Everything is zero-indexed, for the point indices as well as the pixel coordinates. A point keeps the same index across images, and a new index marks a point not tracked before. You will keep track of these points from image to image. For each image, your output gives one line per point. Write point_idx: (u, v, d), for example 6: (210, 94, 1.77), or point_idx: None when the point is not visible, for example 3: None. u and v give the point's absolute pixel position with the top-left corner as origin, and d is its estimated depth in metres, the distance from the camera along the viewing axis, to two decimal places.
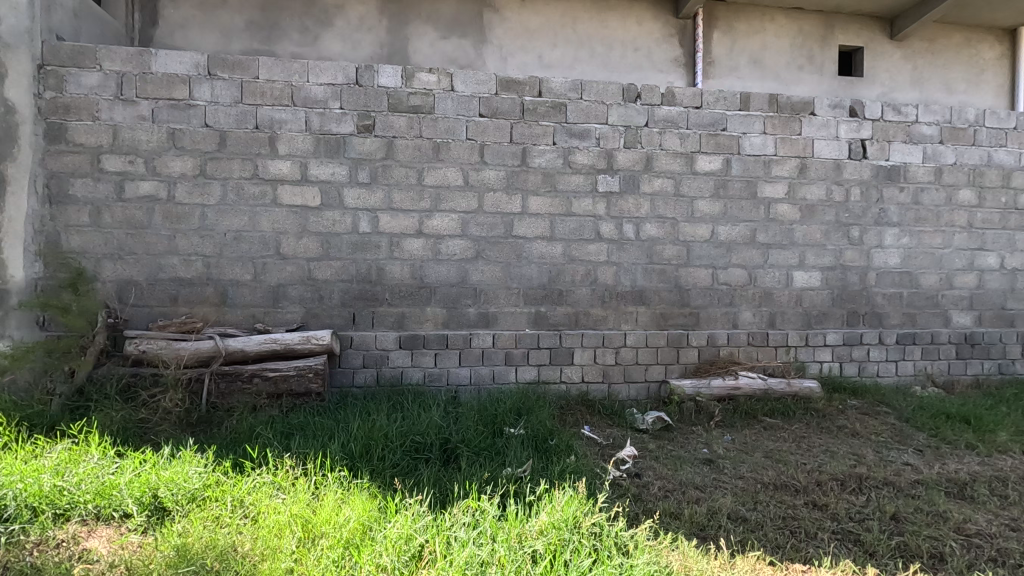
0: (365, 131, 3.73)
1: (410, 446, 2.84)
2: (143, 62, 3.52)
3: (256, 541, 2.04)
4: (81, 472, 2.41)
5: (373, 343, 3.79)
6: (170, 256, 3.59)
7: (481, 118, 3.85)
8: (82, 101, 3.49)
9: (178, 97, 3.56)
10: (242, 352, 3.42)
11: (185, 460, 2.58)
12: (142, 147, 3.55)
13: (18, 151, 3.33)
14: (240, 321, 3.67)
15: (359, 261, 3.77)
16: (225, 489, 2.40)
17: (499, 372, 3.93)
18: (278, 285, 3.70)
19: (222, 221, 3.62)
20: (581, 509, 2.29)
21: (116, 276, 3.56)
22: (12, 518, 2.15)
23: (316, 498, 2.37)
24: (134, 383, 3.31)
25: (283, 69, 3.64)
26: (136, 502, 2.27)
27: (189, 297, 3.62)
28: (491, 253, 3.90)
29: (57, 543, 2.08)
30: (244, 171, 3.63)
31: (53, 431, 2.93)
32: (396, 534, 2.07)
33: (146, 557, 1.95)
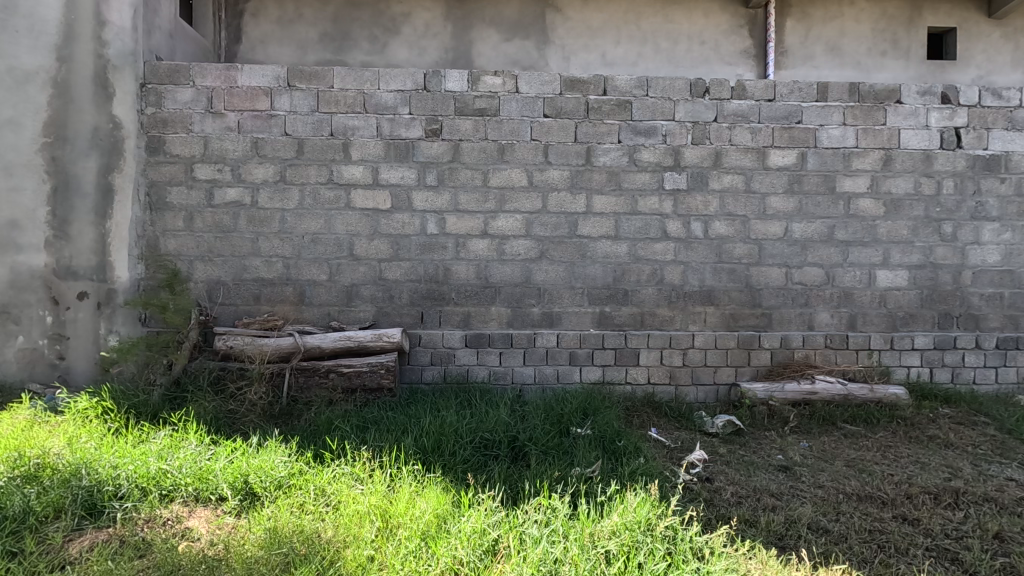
0: (432, 134, 3.83)
1: (479, 442, 2.90)
2: (230, 77, 3.77)
3: (339, 528, 2.15)
4: (182, 457, 2.62)
5: (440, 342, 3.89)
6: (254, 258, 3.83)
7: (546, 119, 3.86)
8: (177, 115, 3.77)
9: (261, 108, 3.79)
10: (319, 348, 3.59)
11: (272, 449, 2.75)
12: (229, 155, 3.79)
13: (123, 163, 3.71)
14: (317, 319, 3.86)
15: (426, 261, 3.88)
16: (309, 477, 2.54)
17: (563, 372, 3.93)
18: (351, 285, 3.86)
19: (300, 224, 3.83)
20: (654, 511, 2.26)
21: (206, 276, 3.82)
22: (125, 496, 2.36)
23: (392, 490, 2.46)
24: (223, 376, 3.55)
25: (355, 79, 3.80)
26: (230, 487, 2.44)
27: (271, 296, 3.84)
28: (556, 253, 3.91)
29: (163, 521, 2.27)
30: (320, 176, 3.81)
31: (156, 419, 3.20)
32: (470, 527, 2.12)
33: (241, 537, 2.10)
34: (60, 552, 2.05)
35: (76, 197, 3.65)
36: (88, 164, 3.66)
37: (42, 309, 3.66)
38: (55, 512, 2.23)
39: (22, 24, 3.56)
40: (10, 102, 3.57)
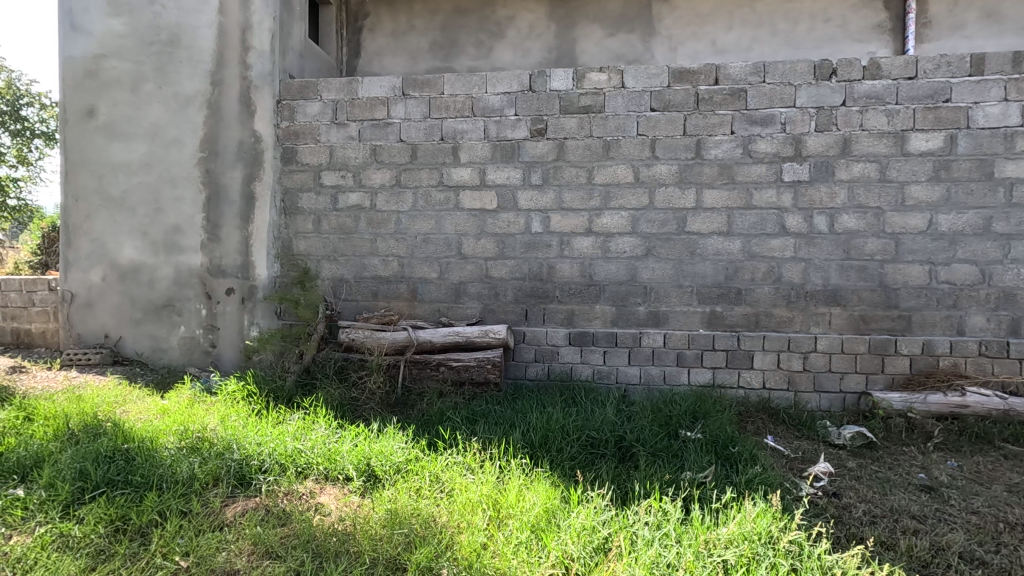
0: (537, 134, 3.88)
1: (586, 441, 2.90)
2: (352, 89, 4.08)
3: (453, 513, 2.25)
4: (314, 439, 2.88)
5: (544, 339, 3.93)
6: (372, 257, 4.11)
7: (653, 113, 3.76)
8: (307, 127, 4.14)
9: (379, 117, 4.05)
10: (430, 342, 3.77)
11: (390, 436, 2.95)
12: (352, 162, 4.10)
13: (263, 173, 4.13)
14: (428, 315, 4.07)
15: (531, 260, 3.93)
16: (424, 464, 2.69)
17: (670, 373, 3.81)
18: (459, 283, 4.02)
19: (413, 225, 4.05)
20: (775, 524, 2.14)
21: (331, 275, 4.17)
22: (268, 469, 2.63)
23: (502, 481, 2.54)
24: (346, 366, 3.85)
25: (464, 84, 3.94)
26: (355, 468, 2.65)
27: (387, 293, 4.11)
28: (663, 250, 3.79)
29: (300, 494, 2.50)
30: (431, 179, 4.01)
31: (291, 403, 3.55)
32: (580, 523, 2.13)
33: (366, 515, 2.27)
34: (217, 515, 2.32)
35: (225, 204, 4.14)
36: (235, 175, 4.13)
37: (199, 303, 4.20)
38: (213, 480, 2.54)
39: (185, 54, 4.15)
40: (176, 123, 4.17)
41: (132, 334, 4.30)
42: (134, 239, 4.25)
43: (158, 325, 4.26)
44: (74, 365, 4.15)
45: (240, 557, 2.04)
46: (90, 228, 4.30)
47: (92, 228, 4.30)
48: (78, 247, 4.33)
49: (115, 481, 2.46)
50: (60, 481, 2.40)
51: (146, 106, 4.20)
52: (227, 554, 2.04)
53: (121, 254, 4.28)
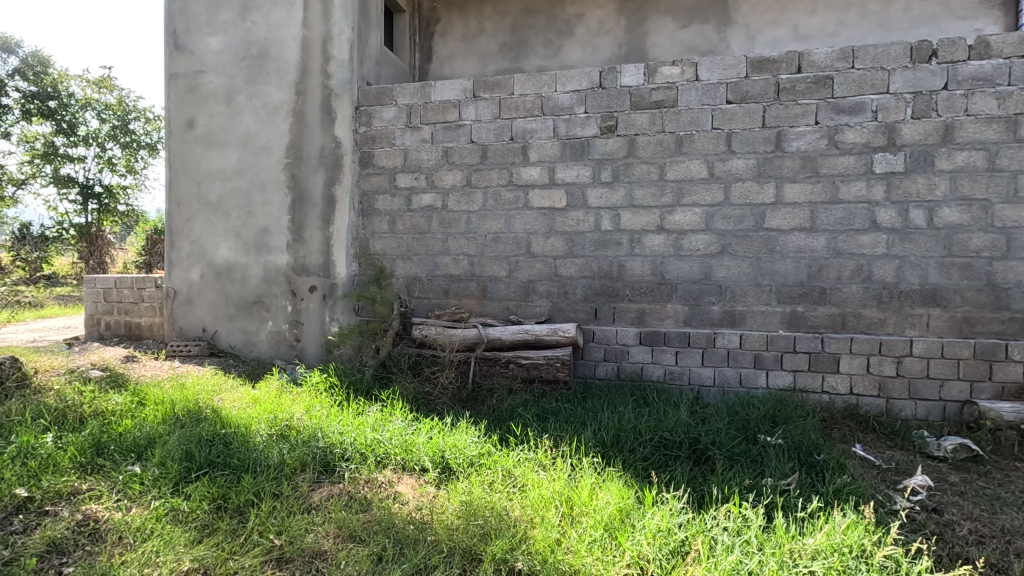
0: (608, 131, 3.84)
1: (659, 442, 2.85)
2: (426, 93, 4.20)
3: (526, 508, 2.29)
4: (392, 430, 3.01)
5: (614, 338, 3.89)
6: (444, 256, 4.22)
7: (729, 105, 3.62)
8: (383, 132, 4.30)
9: (451, 119, 4.15)
10: (499, 340, 3.82)
11: (463, 430, 3.03)
12: (425, 165, 4.23)
13: (343, 176, 4.34)
14: (498, 313, 4.13)
15: (600, 258, 3.90)
16: (497, 458, 2.75)
17: (746, 376, 3.67)
18: (528, 281, 4.05)
19: (484, 224, 4.12)
20: (868, 537, 2.03)
21: (405, 273, 4.33)
22: (350, 458, 2.77)
23: (573, 479, 2.55)
24: (419, 361, 3.98)
25: (534, 83, 3.97)
26: (430, 460, 2.74)
27: (458, 291, 4.21)
28: (739, 248, 3.65)
29: (380, 482, 2.61)
30: (501, 179, 4.06)
31: (369, 395, 3.72)
32: (655, 525, 2.11)
33: (442, 506, 2.34)
34: (306, 498, 2.46)
35: (309, 207, 4.39)
36: (317, 179, 4.37)
37: (285, 300, 4.48)
38: (301, 465, 2.70)
39: (273, 67, 4.43)
40: (265, 132, 4.46)
41: (226, 328, 4.65)
42: (228, 240, 4.60)
43: (249, 320, 4.59)
44: (177, 356, 4.55)
45: (327, 538, 2.15)
46: (191, 230, 4.69)
47: (193, 231, 4.69)
48: (181, 248, 4.74)
49: (217, 462, 2.67)
50: (170, 460, 2.63)
51: (239, 117, 4.53)
52: (315, 535, 2.16)
53: (217, 254, 4.64)
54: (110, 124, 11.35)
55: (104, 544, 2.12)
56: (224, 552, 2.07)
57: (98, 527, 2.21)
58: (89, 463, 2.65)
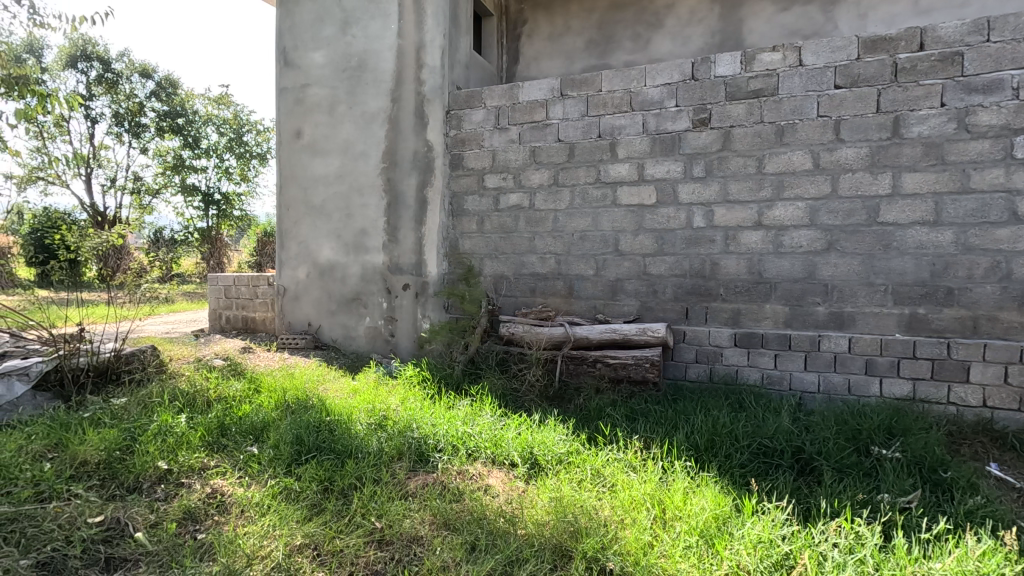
0: (701, 124, 3.70)
1: (758, 449, 2.72)
2: (513, 94, 4.25)
3: (616, 508, 2.26)
4: (482, 425, 3.09)
5: (707, 339, 3.74)
6: (531, 255, 4.26)
7: (838, 90, 3.36)
8: (472, 134, 4.42)
9: (538, 119, 4.18)
10: (587, 338, 3.79)
11: (552, 428, 3.06)
12: (512, 165, 4.29)
13: (434, 178, 4.51)
14: (584, 311, 4.11)
15: (692, 256, 3.77)
16: (585, 457, 2.75)
17: (856, 383, 3.39)
18: (616, 280, 3.99)
19: (571, 223, 4.11)
20: (1008, 566, 1.82)
21: (493, 272, 4.42)
22: (443, 449, 2.88)
23: (665, 482, 2.50)
24: (507, 358, 4.05)
25: (623, 79, 3.90)
26: (519, 456, 2.79)
27: (545, 289, 4.23)
28: (848, 244, 3.38)
29: (472, 473, 2.69)
30: (589, 177, 4.04)
31: (459, 390, 3.85)
32: (756, 535, 2.02)
33: (532, 501, 2.37)
34: (402, 485, 2.58)
35: (402, 208, 4.60)
36: (411, 182, 4.57)
37: (381, 297, 4.74)
38: (398, 454, 2.84)
39: (371, 76, 4.69)
40: (363, 139, 4.73)
41: (328, 323, 4.99)
42: (331, 241, 4.92)
43: (349, 316, 4.89)
44: (287, 347, 4.92)
45: (424, 524, 2.25)
46: (298, 232, 5.08)
47: (300, 232, 5.07)
48: (289, 249, 5.14)
49: (323, 447, 2.87)
50: (282, 443, 2.86)
51: (340, 125, 4.84)
52: (412, 521, 2.26)
53: (320, 253, 4.98)
54: (227, 137, 12.53)
55: (229, 515, 2.33)
56: (331, 530, 2.21)
57: (224, 500, 2.44)
58: (215, 443, 2.95)
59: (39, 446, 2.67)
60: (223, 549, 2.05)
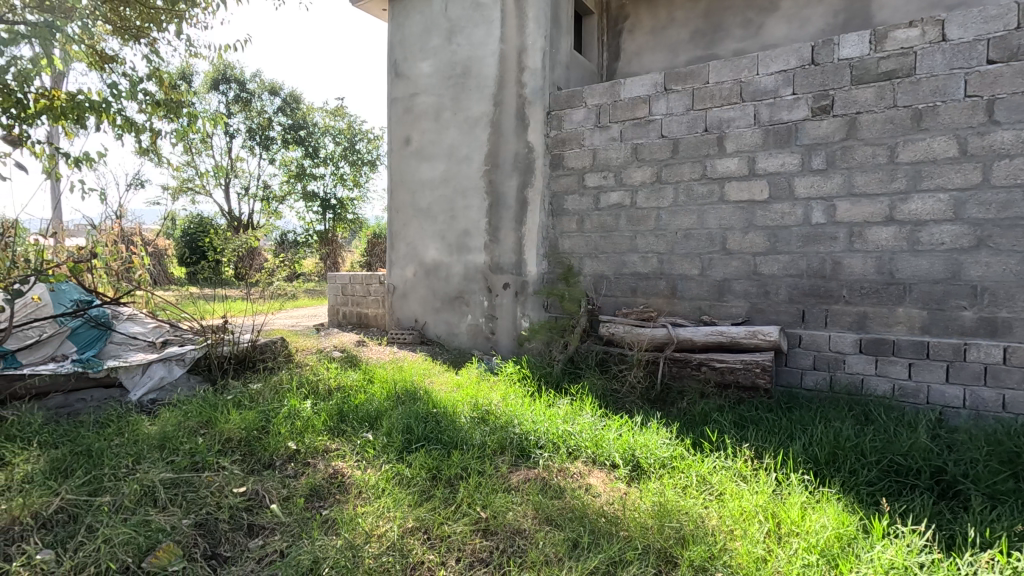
0: (821, 112, 3.42)
1: (888, 466, 2.48)
2: (615, 92, 4.20)
3: (724, 518, 2.17)
4: (582, 424, 3.10)
5: (827, 344, 3.46)
6: (632, 254, 4.19)
7: (991, 66, 2.97)
8: (573, 134, 4.42)
9: (640, 116, 4.10)
10: (691, 340, 3.66)
11: (654, 431, 3.00)
12: (613, 163, 4.24)
13: (534, 179, 4.57)
14: (688, 312, 3.97)
15: (810, 254, 3.50)
16: (691, 463, 2.67)
17: (1013, 399, 2.98)
18: (723, 280, 3.81)
19: (674, 221, 3.99)
20: None
21: (593, 271, 4.40)
22: (543, 446, 2.92)
23: (779, 495, 2.36)
24: (607, 358, 4.02)
25: (733, 69, 3.71)
26: (621, 457, 2.76)
27: (646, 289, 4.14)
28: (1003, 240, 2.97)
29: (573, 472, 2.70)
30: (694, 173, 3.89)
31: (558, 388, 3.88)
32: (887, 560, 1.85)
33: (635, 503, 2.34)
34: (505, 478, 2.65)
35: (504, 209, 4.72)
36: (512, 183, 4.67)
37: (482, 296, 4.89)
38: (500, 448, 2.92)
39: (474, 82, 4.86)
40: (468, 143, 4.91)
41: (433, 320, 5.24)
42: (436, 241, 5.16)
43: (452, 314, 5.10)
44: (396, 342, 5.24)
45: (526, 518, 2.30)
46: (406, 234, 5.38)
47: (408, 234, 5.37)
48: (398, 249, 5.47)
49: (430, 437, 3.03)
50: (394, 431, 3.06)
51: (445, 131, 5.06)
52: (515, 514, 2.32)
53: (426, 254, 5.24)
54: (342, 146, 13.53)
55: (348, 495, 2.52)
56: (439, 516, 2.32)
57: (344, 480, 2.65)
58: (335, 428, 3.21)
59: (194, 423, 3.05)
60: (345, 525, 2.23)
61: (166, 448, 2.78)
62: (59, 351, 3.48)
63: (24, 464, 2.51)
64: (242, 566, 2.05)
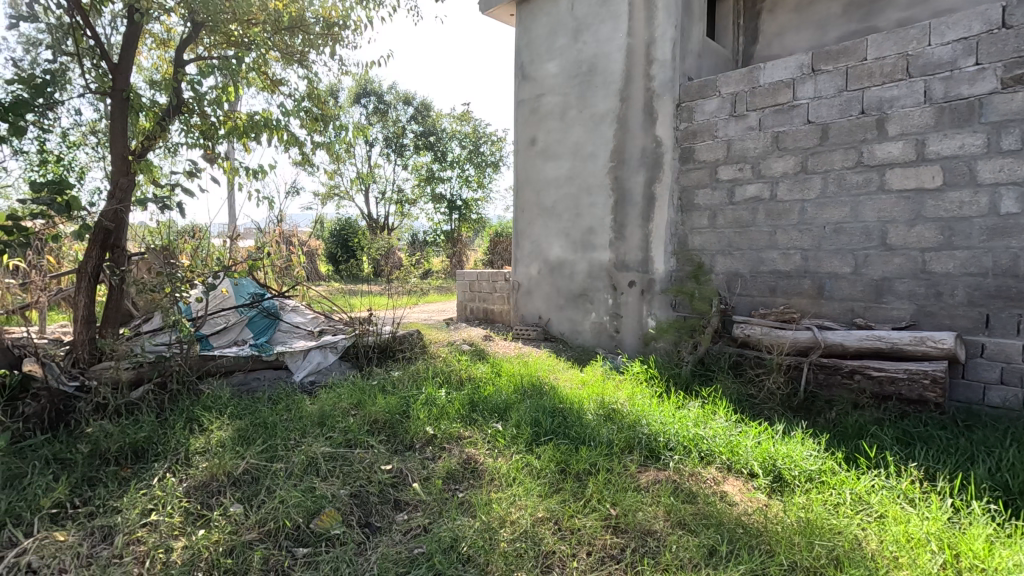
0: (1014, 83, 2.92)
1: None
2: (753, 78, 3.93)
3: (887, 544, 1.97)
4: (716, 429, 2.97)
5: (1019, 355, 2.95)
6: (772, 250, 3.90)
7: None
8: (705, 125, 4.21)
9: (783, 101, 3.79)
10: (841, 345, 3.32)
11: (799, 442, 2.78)
12: (750, 154, 3.99)
13: (662, 173, 4.43)
14: (838, 315, 3.62)
15: (997, 250, 3.01)
16: (843, 479, 2.45)
17: None
18: (882, 279, 3.41)
19: (822, 214, 3.65)
20: None
21: (726, 269, 4.17)
22: (673, 448, 2.84)
23: (957, 524, 2.08)
24: (741, 361, 3.79)
25: (897, 41, 3.29)
26: (760, 466, 2.60)
27: (788, 289, 3.84)
28: None
29: (706, 477, 2.59)
30: (847, 160, 3.52)
31: (688, 390, 3.73)
32: None
33: (778, 516, 2.19)
34: (634, 477, 2.61)
35: (630, 206, 4.64)
36: (639, 178, 4.58)
37: (607, 293, 4.86)
38: (628, 447, 2.89)
39: (601, 79, 4.83)
40: (593, 140, 4.90)
41: (557, 317, 5.31)
42: (560, 240, 5.22)
43: (576, 311, 5.13)
44: (521, 337, 5.39)
45: (658, 519, 2.25)
46: (531, 232, 5.50)
47: (533, 232, 5.49)
48: (523, 247, 5.61)
49: (558, 432, 3.09)
50: (523, 423, 3.15)
51: (571, 129, 5.09)
52: (646, 514, 2.28)
53: (551, 251, 5.33)
54: (467, 149, 14.20)
55: (482, 480, 2.65)
56: (569, 509, 2.35)
57: (478, 467, 2.78)
58: (467, 416, 3.39)
59: (347, 404, 3.40)
60: (481, 508, 2.35)
61: (325, 425, 3.13)
62: (240, 337, 4.07)
63: (216, 430, 2.97)
64: (392, 536, 2.24)
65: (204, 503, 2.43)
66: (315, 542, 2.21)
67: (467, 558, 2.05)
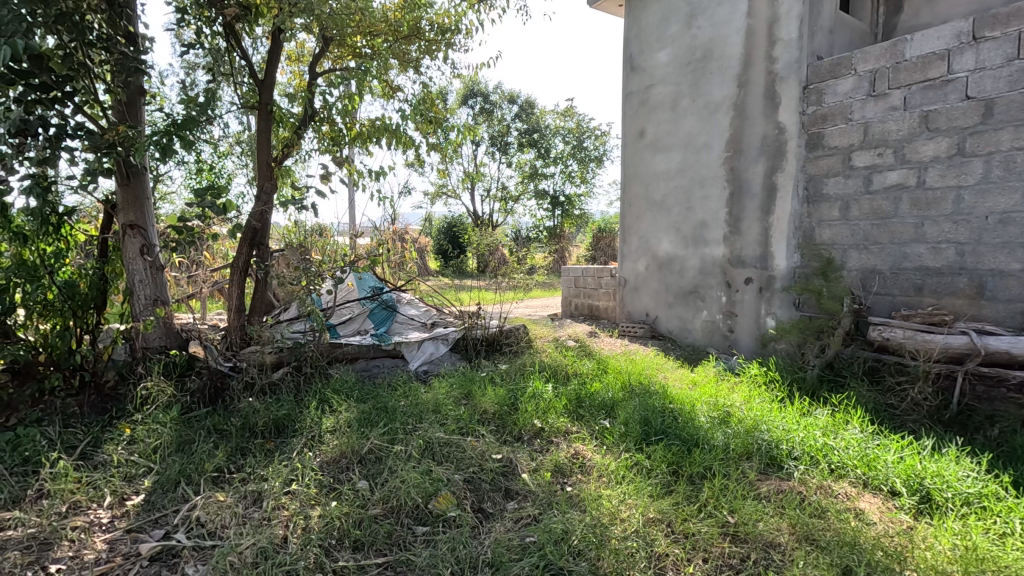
0: None
1: None
2: (897, 51, 3.51)
3: None
4: (848, 440, 2.72)
5: None
6: (917, 244, 3.49)
7: None
8: (837, 108, 3.84)
9: (934, 76, 3.35)
10: (1008, 354, 2.88)
11: (952, 460, 2.48)
12: (893, 137, 3.58)
13: (785, 162, 4.13)
14: (1003, 318, 3.15)
15: None
16: (1010, 507, 2.17)
17: None
18: None
19: (983, 203, 3.19)
20: None
21: (861, 266, 3.80)
22: (798, 458, 2.64)
23: None
24: (878, 368, 3.41)
25: None
26: (903, 484, 2.35)
27: (938, 288, 3.41)
28: None
29: (837, 492, 2.37)
30: (1018, 139, 3.04)
31: (815, 396, 3.45)
32: None
33: (926, 542, 1.96)
34: (753, 485, 2.47)
35: (747, 198, 4.37)
36: (758, 169, 4.29)
37: (720, 291, 4.63)
38: (746, 453, 2.72)
39: (716, 65, 4.59)
40: (707, 130, 4.67)
41: (666, 314, 5.14)
42: (670, 234, 5.05)
43: (686, 309, 4.94)
44: (627, 334, 5.29)
45: (782, 532, 2.11)
46: (639, 227, 5.37)
47: (640, 227, 5.35)
48: (630, 242, 5.49)
49: (668, 432, 2.98)
50: (631, 422, 3.09)
51: (683, 119, 4.89)
52: (767, 526, 2.14)
53: (659, 247, 5.17)
54: (571, 145, 14.28)
55: (590, 476, 2.65)
56: (683, 512, 2.28)
57: (586, 462, 2.78)
58: (574, 412, 3.39)
59: (458, 394, 3.56)
60: (591, 503, 2.33)
61: (439, 413, 3.29)
62: (361, 327, 4.40)
63: (344, 412, 3.23)
64: (504, 523, 2.31)
65: (336, 477, 2.66)
66: (434, 522, 2.34)
67: (577, 552, 2.06)
